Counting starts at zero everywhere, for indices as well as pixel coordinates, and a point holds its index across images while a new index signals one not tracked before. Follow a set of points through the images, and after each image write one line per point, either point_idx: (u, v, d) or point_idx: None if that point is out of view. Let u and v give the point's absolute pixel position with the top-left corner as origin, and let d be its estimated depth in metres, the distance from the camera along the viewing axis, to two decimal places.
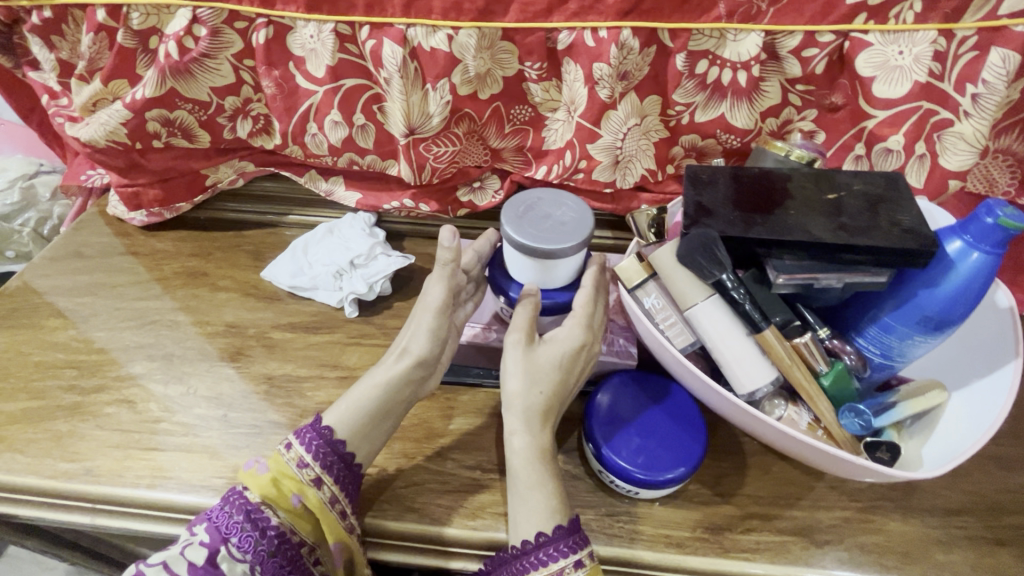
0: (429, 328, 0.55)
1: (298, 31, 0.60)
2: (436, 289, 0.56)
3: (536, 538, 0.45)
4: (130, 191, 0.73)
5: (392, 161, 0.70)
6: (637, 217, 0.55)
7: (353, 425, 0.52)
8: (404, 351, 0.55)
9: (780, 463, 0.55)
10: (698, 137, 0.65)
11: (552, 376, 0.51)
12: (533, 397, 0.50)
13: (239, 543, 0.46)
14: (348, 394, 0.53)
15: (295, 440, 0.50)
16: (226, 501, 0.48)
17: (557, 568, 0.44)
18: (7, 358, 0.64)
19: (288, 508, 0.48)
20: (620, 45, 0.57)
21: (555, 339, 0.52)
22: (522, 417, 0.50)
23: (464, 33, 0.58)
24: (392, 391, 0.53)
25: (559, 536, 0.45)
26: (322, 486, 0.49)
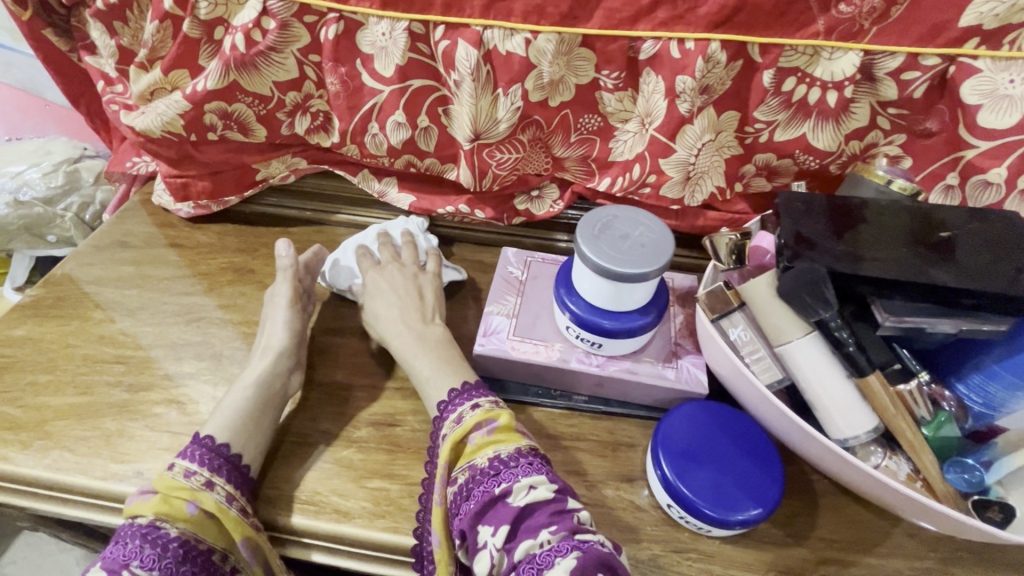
0: (286, 326, 0.60)
1: (369, 27, 0.57)
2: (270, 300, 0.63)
3: (442, 398, 0.54)
4: (178, 182, 0.71)
5: (451, 165, 0.68)
6: (715, 241, 0.52)
7: (232, 427, 0.53)
8: (268, 347, 0.59)
9: (854, 505, 0.52)
10: (773, 156, 0.62)
11: (404, 297, 0.62)
12: (383, 317, 0.61)
13: (141, 564, 0.45)
14: (219, 409, 0.55)
15: (177, 458, 0.51)
16: (117, 539, 0.47)
17: (460, 411, 0.52)
18: (54, 350, 0.62)
19: (183, 517, 0.48)
20: (706, 58, 0.54)
21: (402, 287, 0.63)
22: (395, 333, 0.60)
23: (543, 38, 0.55)
24: (255, 387, 0.56)
25: (462, 390, 0.54)
26: (215, 487, 0.50)
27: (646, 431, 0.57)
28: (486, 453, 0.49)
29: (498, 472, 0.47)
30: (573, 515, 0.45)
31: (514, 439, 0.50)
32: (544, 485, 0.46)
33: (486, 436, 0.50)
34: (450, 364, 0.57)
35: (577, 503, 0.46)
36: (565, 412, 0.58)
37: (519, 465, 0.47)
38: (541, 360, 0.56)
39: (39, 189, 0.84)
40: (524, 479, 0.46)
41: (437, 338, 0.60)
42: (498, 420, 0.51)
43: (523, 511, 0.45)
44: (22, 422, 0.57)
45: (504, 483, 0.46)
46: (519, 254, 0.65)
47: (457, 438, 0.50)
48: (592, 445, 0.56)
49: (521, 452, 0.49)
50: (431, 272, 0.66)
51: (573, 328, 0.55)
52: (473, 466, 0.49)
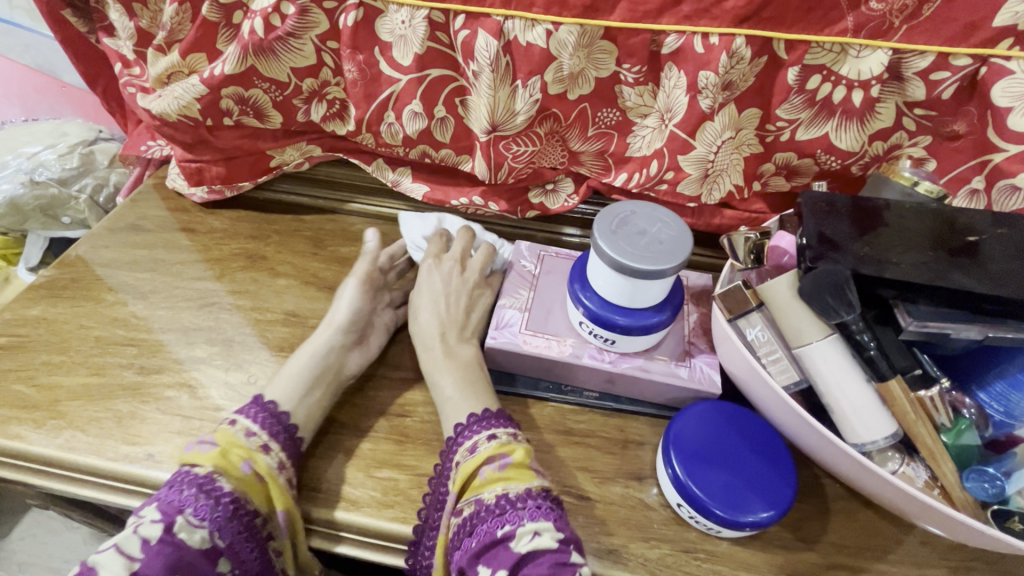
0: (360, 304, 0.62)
1: (389, 15, 0.57)
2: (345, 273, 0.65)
3: (460, 421, 0.53)
4: (193, 166, 0.71)
5: (466, 156, 0.67)
6: (733, 238, 0.53)
7: (290, 394, 0.55)
8: (344, 321, 0.60)
9: (866, 511, 0.52)
10: (794, 155, 0.61)
11: (448, 306, 0.61)
12: (422, 325, 0.60)
13: (194, 512, 0.46)
14: (281, 373, 0.57)
15: (238, 416, 0.52)
16: (174, 482, 0.48)
17: (475, 440, 0.50)
18: (68, 331, 0.63)
19: (236, 475, 0.49)
20: (730, 53, 0.53)
21: (452, 291, 0.62)
22: (428, 343, 0.59)
23: (565, 29, 0.54)
24: (321, 361, 0.57)
25: (482, 418, 0.52)
26: (270, 451, 0.51)
27: (656, 429, 0.57)
28: (495, 489, 0.48)
29: (503, 512, 0.46)
30: (575, 569, 0.43)
31: (526, 478, 0.48)
32: (549, 533, 0.45)
33: (497, 472, 0.48)
34: (473, 388, 0.55)
35: (580, 558, 0.44)
36: (576, 408, 0.58)
37: (526, 508, 0.46)
38: (552, 355, 0.56)
39: (54, 170, 0.85)
40: (530, 523, 0.45)
41: (466, 359, 0.58)
42: (513, 455, 0.49)
43: (524, 559, 0.44)
44: (35, 402, 0.57)
45: (508, 526, 0.45)
46: (533, 247, 0.65)
47: (468, 468, 0.49)
48: (602, 441, 0.56)
49: (531, 494, 0.47)
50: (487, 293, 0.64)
51: (587, 325, 0.55)
52: (479, 501, 0.48)
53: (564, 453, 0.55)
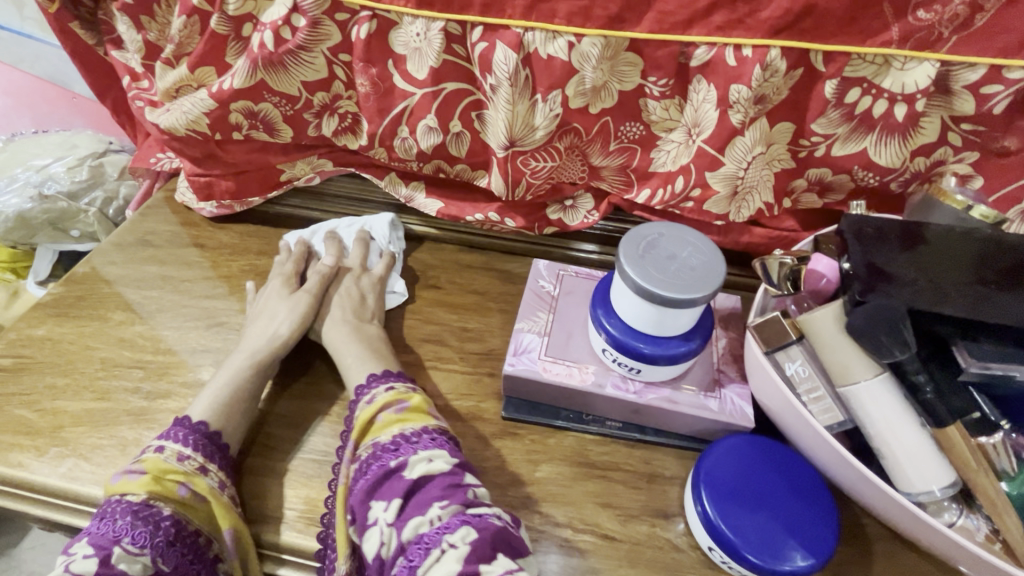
0: (283, 309, 0.61)
1: (403, 27, 0.54)
2: (271, 288, 0.63)
3: (359, 382, 0.55)
4: (202, 181, 0.69)
5: (482, 171, 0.65)
6: (767, 262, 0.49)
7: (216, 408, 0.53)
8: (267, 327, 0.59)
9: (910, 556, 0.48)
10: (829, 172, 0.58)
11: (346, 298, 0.63)
12: (330, 320, 0.61)
13: (133, 540, 0.44)
14: (205, 391, 0.55)
15: (165, 441, 0.50)
16: (104, 514, 0.45)
17: (371, 390, 0.53)
18: (73, 352, 0.61)
19: (174, 499, 0.47)
20: (764, 66, 0.50)
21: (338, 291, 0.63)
22: (332, 323, 0.60)
23: (588, 41, 0.51)
24: (245, 366, 0.56)
25: (376, 377, 0.54)
26: (209, 472, 0.49)
27: (683, 462, 0.54)
28: (391, 430, 0.49)
29: (398, 447, 0.47)
30: (468, 489, 0.44)
31: (422, 419, 0.50)
32: (442, 459, 0.46)
33: (393, 415, 0.50)
34: (377, 355, 0.58)
35: (473, 479, 0.45)
36: (597, 438, 0.55)
37: (421, 440, 0.47)
38: (574, 384, 0.53)
39: (63, 183, 0.84)
40: (423, 452, 0.46)
41: (371, 336, 0.60)
42: (409, 401, 0.51)
43: (418, 484, 0.45)
44: (39, 427, 0.55)
45: (402, 458, 0.46)
46: (551, 266, 0.62)
47: (365, 416, 0.50)
48: (625, 475, 0.53)
49: (427, 429, 0.49)
50: (376, 277, 0.65)
51: (610, 352, 0.52)
52: (376, 444, 0.48)
53: (588, 487, 0.52)
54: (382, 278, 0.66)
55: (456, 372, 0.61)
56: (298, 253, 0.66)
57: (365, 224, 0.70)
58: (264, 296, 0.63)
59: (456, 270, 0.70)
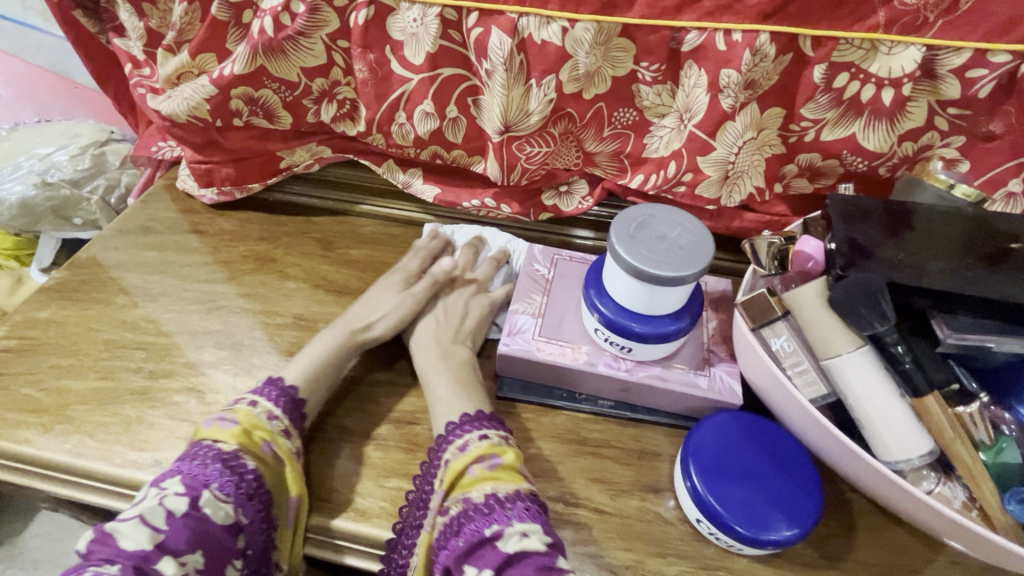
0: (389, 300, 0.62)
1: (401, 13, 0.56)
2: (390, 280, 0.64)
3: (451, 420, 0.53)
4: (203, 167, 0.70)
5: (478, 157, 0.66)
6: (756, 243, 0.51)
7: (308, 376, 0.56)
8: (370, 313, 0.61)
9: (894, 529, 0.49)
10: (818, 156, 0.59)
11: (445, 317, 0.62)
12: (420, 331, 0.61)
13: (220, 486, 0.47)
14: (308, 349, 0.58)
15: (258, 398, 0.53)
16: (195, 455, 0.48)
17: (467, 440, 0.51)
18: (78, 334, 0.62)
19: (257, 454, 0.50)
20: (753, 50, 0.51)
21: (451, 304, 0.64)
22: (423, 345, 0.60)
23: (581, 26, 0.52)
24: (342, 348, 0.58)
25: (471, 419, 0.53)
26: (291, 436, 0.52)
27: (674, 440, 0.55)
28: (483, 488, 0.47)
29: (491, 511, 0.46)
30: (561, 574, 0.43)
31: (515, 480, 0.48)
32: (537, 535, 0.44)
33: (487, 471, 0.48)
34: (466, 389, 0.56)
35: (567, 563, 0.44)
36: (589, 416, 0.56)
37: (515, 509, 0.46)
38: (565, 363, 0.54)
39: (66, 171, 0.85)
40: (517, 524, 0.45)
41: (460, 364, 0.59)
42: (503, 457, 0.49)
43: (511, 559, 0.43)
44: (45, 406, 0.57)
45: (496, 525, 0.45)
46: (546, 251, 0.63)
47: (457, 466, 0.49)
48: (617, 452, 0.54)
49: (520, 495, 0.47)
50: (486, 303, 0.64)
51: (602, 332, 0.53)
52: (467, 500, 0.47)
53: (580, 464, 0.53)
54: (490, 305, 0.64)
55: None
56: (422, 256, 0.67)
57: (518, 249, 0.69)
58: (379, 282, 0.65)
59: None
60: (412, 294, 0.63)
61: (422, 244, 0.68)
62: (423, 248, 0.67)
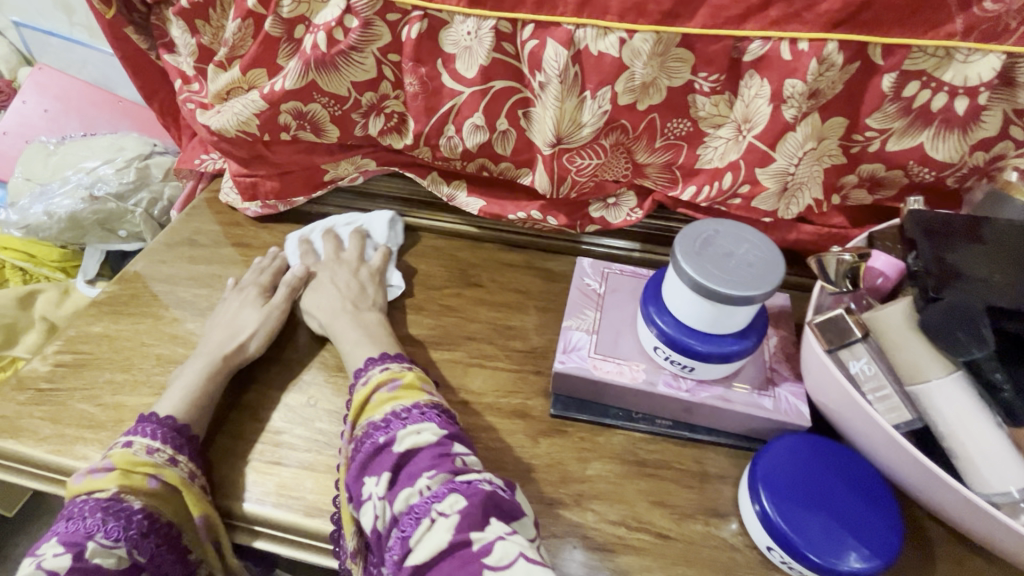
0: (255, 316, 0.61)
1: (454, 26, 0.55)
2: (245, 298, 0.63)
3: (360, 365, 0.55)
4: (248, 181, 0.71)
5: (527, 169, 0.65)
6: (823, 259, 0.49)
7: (187, 405, 0.54)
8: (237, 333, 0.59)
9: (975, 559, 0.47)
10: (882, 167, 0.57)
11: (344, 289, 0.63)
12: (320, 304, 0.62)
13: (106, 534, 0.45)
14: (177, 383, 0.56)
15: (133, 437, 0.51)
16: (70, 515, 0.46)
17: (371, 372, 0.53)
18: (129, 348, 0.63)
19: (144, 491, 0.48)
20: (821, 59, 0.50)
21: (324, 286, 0.64)
22: (331, 314, 0.61)
23: (639, 37, 0.51)
24: (216, 368, 0.57)
25: (372, 359, 0.55)
26: (178, 463, 0.50)
27: (735, 461, 0.53)
28: (384, 409, 0.49)
29: (388, 423, 0.48)
30: (455, 458, 0.45)
31: (414, 395, 0.50)
32: (430, 431, 0.47)
33: (387, 393, 0.50)
34: (376, 338, 0.59)
35: (463, 448, 0.46)
36: (647, 436, 0.55)
37: (409, 415, 0.48)
38: (624, 382, 0.53)
39: (112, 185, 0.86)
40: (411, 425, 0.47)
41: (370, 324, 0.60)
42: (402, 380, 0.52)
43: (405, 457, 0.45)
44: (101, 421, 0.57)
45: (390, 434, 0.47)
46: (596, 264, 0.62)
47: (362, 397, 0.51)
48: (678, 474, 0.53)
49: (417, 404, 0.49)
50: (373, 269, 0.66)
51: (662, 350, 0.52)
52: (370, 422, 0.49)
53: (641, 485, 0.52)
54: (379, 271, 0.66)
55: (501, 369, 0.61)
56: (274, 268, 0.67)
57: (363, 221, 0.71)
58: (225, 308, 0.63)
59: (497, 269, 0.70)
60: (277, 307, 0.63)
61: (260, 263, 0.68)
62: (265, 266, 0.67)
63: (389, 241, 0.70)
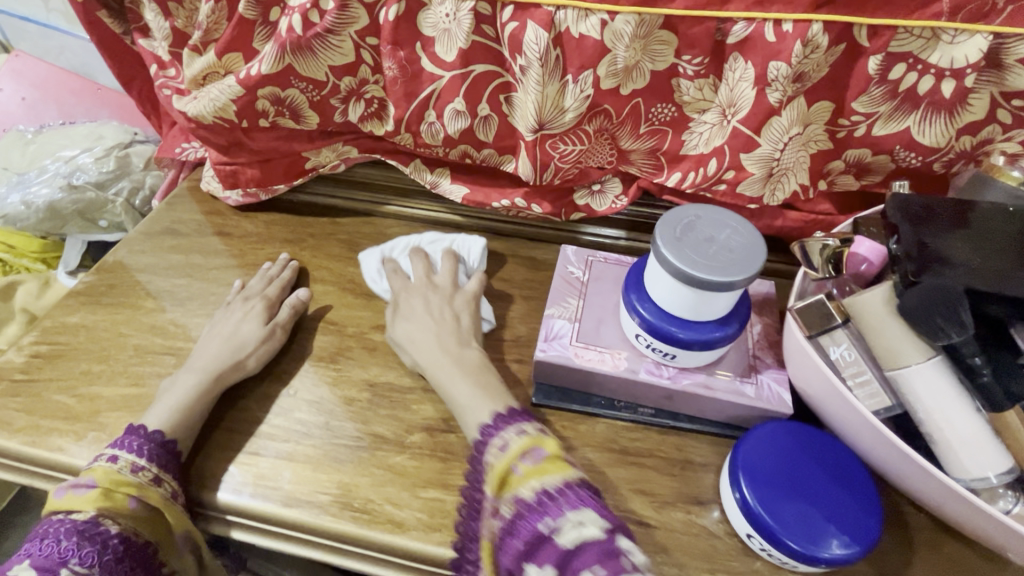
0: (257, 333, 0.58)
1: (432, 8, 0.54)
2: (250, 308, 0.60)
3: (484, 422, 0.49)
4: (228, 169, 0.69)
5: (510, 156, 0.64)
6: (808, 245, 0.49)
7: (174, 415, 0.52)
8: (236, 349, 0.57)
9: (955, 544, 0.47)
10: (868, 153, 0.56)
11: (442, 321, 0.58)
12: (422, 339, 0.57)
13: (80, 561, 0.45)
14: (166, 395, 0.54)
15: (120, 451, 0.50)
16: (46, 533, 0.46)
17: (504, 437, 0.47)
18: (107, 339, 0.62)
19: (124, 513, 0.47)
20: (805, 41, 0.49)
21: (420, 318, 0.58)
22: (432, 356, 0.55)
23: (622, 19, 0.50)
24: (209, 385, 0.54)
25: (500, 417, 0.49)
26: (161, 483, 0.49)
27: (718, 448, 0.53)
28: (531, 485, 0.43)
29: (542, 506, 0.42)
30: (623, 557, 0.39)
31: (562, 469, 0.44)
32: (594, 523, 0.41)
33: (532, 466, 0.44)
34: (489, 390, 0.52)
35: (630, 543, 0.40)
36: (629, 424, 0.54)
37: (567, 499, 0.42)
38: (606, 370, 0.52)
39: (91, 174, 0.84)
40: (571, 515, 0.41)
41: (472, 362, 0.55)
42: (545, 448, 0.45)
43: (571, 553, 0.40)
44: (77, 412, 0.56)
45: (549, 522, 0.42)
46: (579, 252, 0.61)
47: (502, 468, 0.45)
48: (659, 462, 0.52)
49: (570, 484, 0.43)
50: (468, 295, 0.61)
51: (644, 338, 0.51)
52: (517, 500, 0.43)
53: (622, 473, 0.52)
54: (474, 297, 0.61)
55: None
56: (282, 279, 0.65)
57: (452, 242, 0.67)
58: (223, 318, 0.61)
59: (481, 257, 0.69)
60: (280, 326, 0.60)
61: (267, 271, 0.66)
62: (275, 274, 0.65)
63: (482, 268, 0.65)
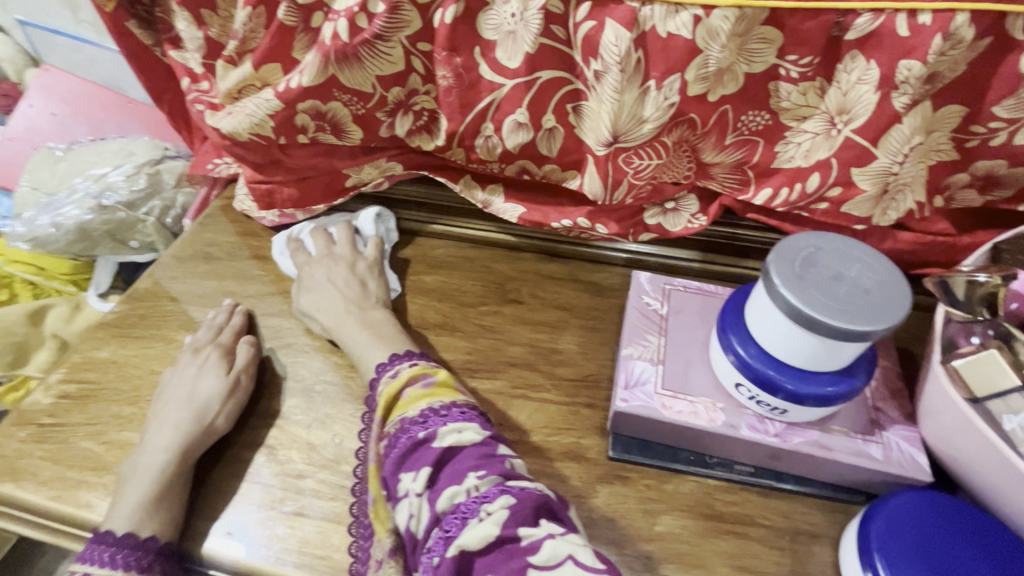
0: (221, 387, 0.52)
1: (494, 7, 0.47)
2: (204, 362, 0.54)
3: (378, 364, 0.51)
4: (264, 188, 0.64)
5: (574, 172, 0.57)
6: (947, 280, 0.41)
7: (140, 507, 0.45)
8: (198, 411, 0.50)
9: None
10: (1004, 164, 0.48)
11: (345, 288, 0.58)
12: (323, 304, 0.57)
13: None
14: (130, 479, 0.47)
15: (87, 567, 0.44)
16: None
17: (396, 368, 0.49)
18: (138, 377, 0.57)
19: None
20: (946, 35, 0.41)
21: (325, 284, 0.58)
22: (338, 317, 0.56)
23: (719, 14, 0.43)
24: (177, 465, 0.48)
25: (390, 359, 0.50)
26: None
27: (832, 516, 0.45)
28: (419, 405, 0.45)
29: (426, 419, 0.43)
30: (503, 460, 0.41)
31: (450, 394, 0.46)
32: (472, 430, 0.42)
33: (420, 390, 0.46)
34: (381, 337, 0.54)
35: (508, 449, 0.42)
36: (724, 484, 0.47)
37: (450, 415, 0.43)
38: (700, 426, 0.45)
39: (122, 193, 0.80)
40: (453, 425, 0.43)
41: (375, 321, 0.56)
42: (435, 375, 0.47)
43: (445, 457, 0.41)
44: (107, 462, 0.51)
45: (429, 432, 0.42)
46: (655, 280, 0.54)
47: (390, 392, 0.47)
48: (764, 532, 0.45)
49: (455, 403, 0.45)
50: (370, 260, 0.61)
51: (749, 389, 0.44)
52: (402, 419, 0.44)
53: (722, 547, 0.44)
54: (377, 262, 0.62)
55: (550, 402, 0.54)
56: (233, 326, 0.59)
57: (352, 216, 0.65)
58: (177, 377, 0.54)
59: (539, 283, 0.63)
60: (243, 373, 0.54)
61: (213, 319, 0.59)
62: (220, 323, 0.59)
63: (382, 234, 0.64)
